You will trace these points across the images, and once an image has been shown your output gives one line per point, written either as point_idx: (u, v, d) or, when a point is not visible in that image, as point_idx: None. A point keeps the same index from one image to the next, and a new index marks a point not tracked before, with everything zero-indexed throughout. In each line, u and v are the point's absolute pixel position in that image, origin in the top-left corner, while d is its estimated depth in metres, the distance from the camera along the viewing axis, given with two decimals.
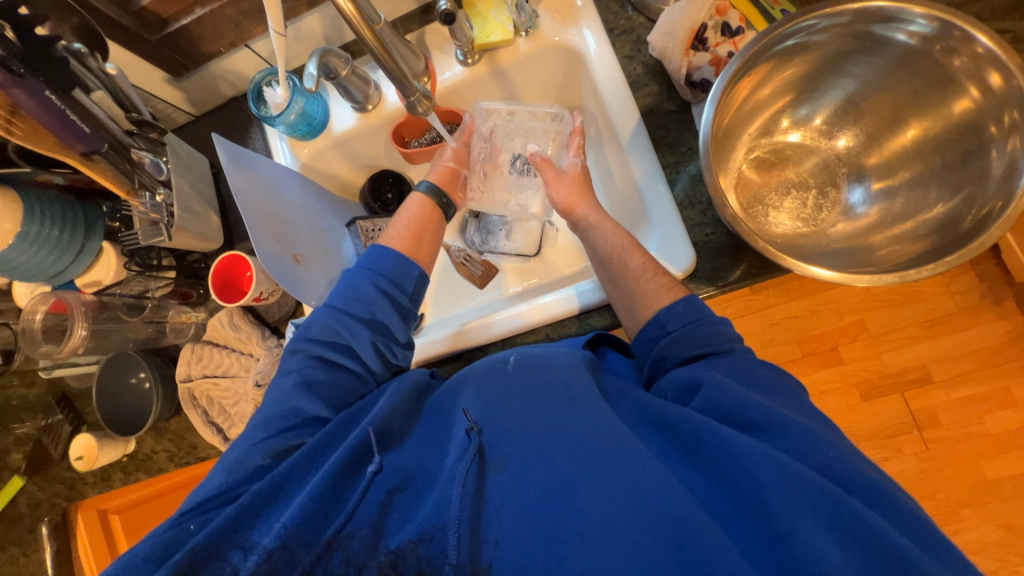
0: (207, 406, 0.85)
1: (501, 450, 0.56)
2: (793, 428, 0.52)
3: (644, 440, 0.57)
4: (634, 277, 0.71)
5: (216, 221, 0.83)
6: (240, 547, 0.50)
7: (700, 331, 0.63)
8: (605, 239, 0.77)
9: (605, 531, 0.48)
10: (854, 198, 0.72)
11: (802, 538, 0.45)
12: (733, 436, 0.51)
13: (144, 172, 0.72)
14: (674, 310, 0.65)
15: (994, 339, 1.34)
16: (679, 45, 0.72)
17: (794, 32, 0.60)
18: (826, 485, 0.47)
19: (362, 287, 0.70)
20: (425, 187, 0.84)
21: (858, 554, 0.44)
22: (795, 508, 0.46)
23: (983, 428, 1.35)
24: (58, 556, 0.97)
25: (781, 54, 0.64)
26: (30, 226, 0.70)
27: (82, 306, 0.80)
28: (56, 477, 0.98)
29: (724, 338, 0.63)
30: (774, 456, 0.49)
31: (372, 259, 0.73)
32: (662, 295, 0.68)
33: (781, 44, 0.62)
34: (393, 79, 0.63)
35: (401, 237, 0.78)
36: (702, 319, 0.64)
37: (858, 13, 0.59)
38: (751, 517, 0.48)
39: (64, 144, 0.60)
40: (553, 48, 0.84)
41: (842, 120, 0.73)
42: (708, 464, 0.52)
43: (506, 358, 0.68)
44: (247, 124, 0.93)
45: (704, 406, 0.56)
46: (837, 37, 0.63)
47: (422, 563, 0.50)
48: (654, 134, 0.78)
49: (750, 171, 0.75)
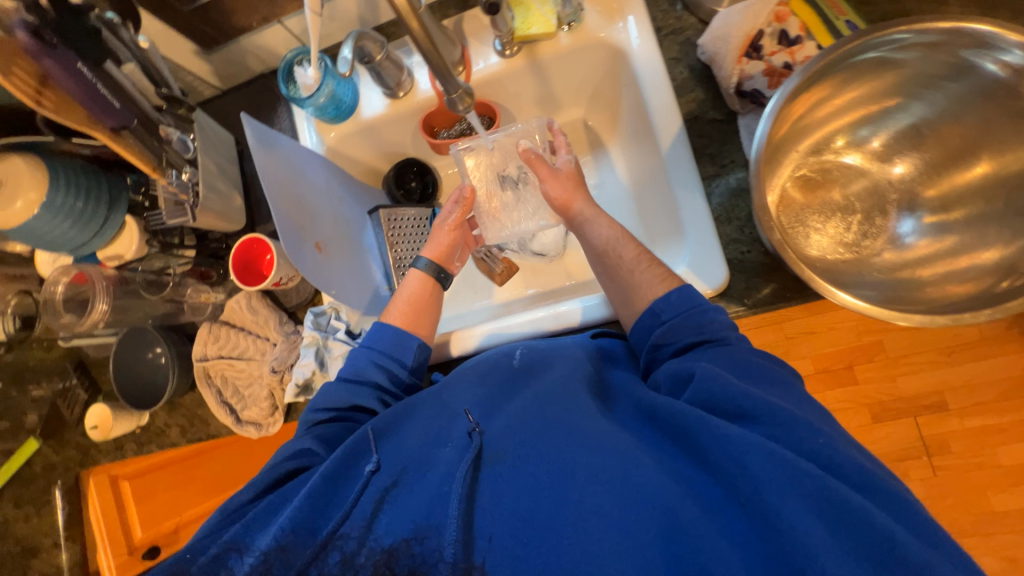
0: (221, 386, 0.85)
1: (498, 442, 0.57)
2: (785, 414, 0.50)
3: (636, 432, 0.56)
4: (629, 270, 0.71)
5: (239, 202, 0.82)
6: (235, 549, 0.54)
7: (692, 321, 0.61)
8: (600, 233, 0.77)
9: (599, 521, 0.48)
10: (902, 227, 0.68)
11: (792, 526, 0.43)
12: (721, 425, 0.49)
13: (170, 149, 0.69)
14: (669, 300, 0.64)
15: (1016, 372, 1.30)
16: (732, 52, 0.68)
17: (878, 43, 0.58)
18: (814, 470, 0.45)
19: (360, 365, 0.72)
20: (424, 263, 0.83)
21: (848, 538, 0.43)
22: (786, 497, 0.44)
23: (994, 459, 1.32)
24: (70, 517, 1.01)
25: (857, 66, 0.61)
26: (55, 196, 0.70)
27: (104, 280, 0.81)
28: (70, 442, 1.00)
29: (718, 326, 0.61)
30: (759, 443, 0.47)
31: (373, 336, 0.75)
32: (656, 286, 0.67)
33: (860, 55, 0.59)
34: (439, 73, 0.56)
35: (400, 314, 0.78)
36: (694, 308, 0.62)
37: (951, 34, 0.56)
38: (742, 506, 0.47)
39: (94, 118, 0.58)
40: (596, 44, 0.81)
41: (903, 145, 0.70)
42: (699, 453, 0.51)
43: (512, 351, 0.70)
44: (273, 102, 0.91)
45: (696, 397, 0.54)
46: (923, 57, 0.60)
47: (415, 561, 0.52)
48: (696, 143, 0.75)
49: (795, 190, 0.71)
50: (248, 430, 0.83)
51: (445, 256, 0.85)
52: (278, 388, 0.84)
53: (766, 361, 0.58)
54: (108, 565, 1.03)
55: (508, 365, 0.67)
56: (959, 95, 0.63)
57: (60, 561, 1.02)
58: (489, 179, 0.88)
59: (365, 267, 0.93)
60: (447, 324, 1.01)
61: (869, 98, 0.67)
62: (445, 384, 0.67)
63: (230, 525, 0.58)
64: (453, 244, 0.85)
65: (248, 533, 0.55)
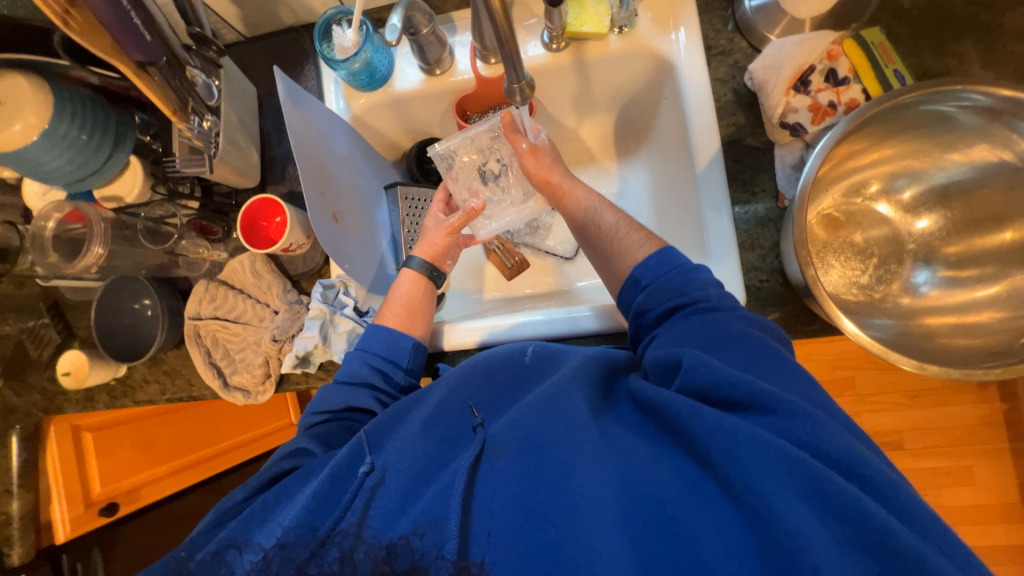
0: (210, 347, 0.82)
1: (500, 436, 0.57)
2: (780, 401, 0.47)
3: (632, 428, 0.56)
4: (610, 236, 0.72)
5: (256, 158, 0.79)
6: (235, 547, 0.53)
7: (673, 281, 0.61)
8: (578, 203, 0.78)
9: (597, 514, 0.48)
10: (917, 277, 0.71)
11: (785, 518, 0.42)
12: (712, 414, 0.48)
13: (195, 94, 0.65)
14: (648, 264, 0.64)
15: (969, 421, 1.38)
16: (782, 82, 0.69)
17: (952, 99, 0.60)
18: (808, 460, 0.43)
19: (354, 368, 0.71)
20: (416, 262, 0.81)
21: (839, 530, 0.42)
22: (779, 490, 0.43)
23: (939, 500, 1.39)
24: (26, 467, 0.95)
25: (928, 116, 0.64)
26: (58, 124, 0.64)
27: (101, 222, 0.74)
28: (34, 386, 0.92)
29: (700, 285, 0.61)
30: (751, 433, 0.45)
31: (367, 339, 0.74)
32: (635, 251, 0.68)
33: (936, 105, 0.61)
34: (506, 58, 0.50)
35: (395, 316, 0.76)
36: (676, 269, 0.62)
37: (1014, 103, 0.58)
38: (735, 499, 0.45)
39: (121, 49, 0.54)
40: (644, 52, 0.80)
41: (931, 202, 0.72)
42: (691, 443, 0.49)
43: (524, 347, 0.69)
44: (302, 59, 0.87)
45: (685, 387, 0.52)
46: (980, 120, 0.62)
47: (415, 558, 0.50)
48: (730, 167, 0.75)
49: (819, 226, 0.74)
50: (234, 397, 0.80)
51: (438, 255, 0.83)
52: (275, 358, 0.80)
53: (755, 329, 0.56)
54: (63, 518, 1.01)
55: (520, 362, 0.67)
56: (989, 158, 0.65)
57: (9, 509, 0.95)
58: (471, 181, 0.87)
59: (376, 244, 0.89)
60: (450, 312, 0.99)
61: (903, 155, 0.71)
62: (451, 377, 0.65)
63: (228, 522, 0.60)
64: (447, 245, 0.82)
65: (246, 530, 0.55)
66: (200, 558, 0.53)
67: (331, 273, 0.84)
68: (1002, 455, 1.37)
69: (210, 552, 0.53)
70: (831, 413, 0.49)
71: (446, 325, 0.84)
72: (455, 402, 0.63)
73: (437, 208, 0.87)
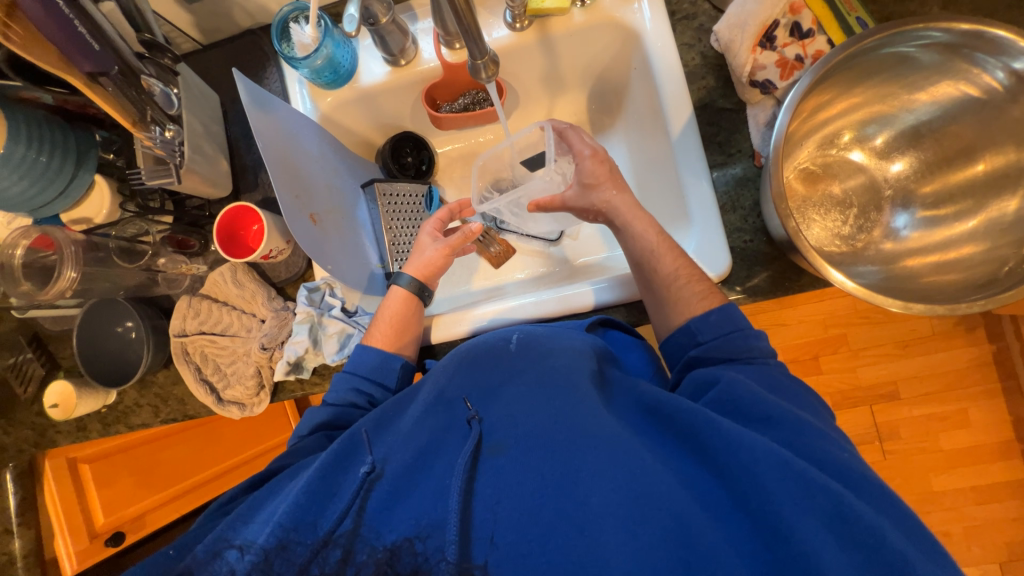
0: (200, 363, 0.80)
1: (499, 433, 0.56)
2: (804, 430, 0.50)
3: (640, 431, 0.56)
4: (666, 284, 0.68)
5: (225, 167, 0.78)
6: (234, 547, 0.52)
7: (730, 345, 0.61)
8: (635, 238, 0.72)
9: (605, 523, 0.47)
10: (898, 221, 0.73)
11: (803, 537, 0.43)
12: (733, 429, 0.49)
13: (154, 104, 0.63)
14: (707, 320, 0.63)
15: (960, 364, 1.40)
16: (748, 40, 0.69)
17: (913, 39, 0.60)
18: (829, 484, 0.45)
19: (340, 391, 0.70)
20: (406, 280, 0.78)
21: (857, 554, 0.43)
22: (797, 510, 0.44)
23: (937, 444, 1.41)
24: (24, 502, 0.94)
25: (892, 58, 0.64)
26: (15, 149, 0.63)
27: (71, 245, 0.71)
28: (25, 422, 0.90)
29: (757, 352, 0.61)
30: (774, 451, 0.47)
31: (355, 360, 0.72)
32: (696, 303, 0.65)
33: (901, 47, 0.62)
34: (469, 39, 0.57)
35: (384, 338, 0.74)
36: (734, 331, 0.61)
37: (970, 36, 0.58)
38: (748, 513, 0.46)
39: (69, 61, 0.52)
40: (609, 24, 0.80)
41: (904, 145, 0.73)
42: (707, 456, 0.51)
43: (508, 335, 0.66)
44: (264, 61, 0.85)
45: (718, 399, 0.55)
46: (941, 56, 0.63)
47: (417, 560, 0.50)
48: (705, 131, 0.75)
49: (797, 181, 0.75)
50: (230, 411, 0.79)
51: (431, 275, 0.80)
52: (266, 367, 0.79)
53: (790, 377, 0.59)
54: (68, 552, 1.00)
55: (504, 349, 0.64)
56: (952, 95, 0.66)
57: (11, 549, 0.94)
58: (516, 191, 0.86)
59: (360, 243, 0.88)
60: (441, 306, 0.98)
61: (871, 100, 0.72)
62: (442, 369, 0.63)
63: (221, 518, 0.60)
64: (446, 266, 0.80)
65: (233, 529, 0.54)
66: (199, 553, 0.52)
67: (316, 275, 0.82)
68: (995, 396, 1.40)
69: (208, 550, 0.52)
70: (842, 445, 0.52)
71: (433, 318, 0.82)
72: (448, 397, 0.61)
73: (432, 227, 0.83)
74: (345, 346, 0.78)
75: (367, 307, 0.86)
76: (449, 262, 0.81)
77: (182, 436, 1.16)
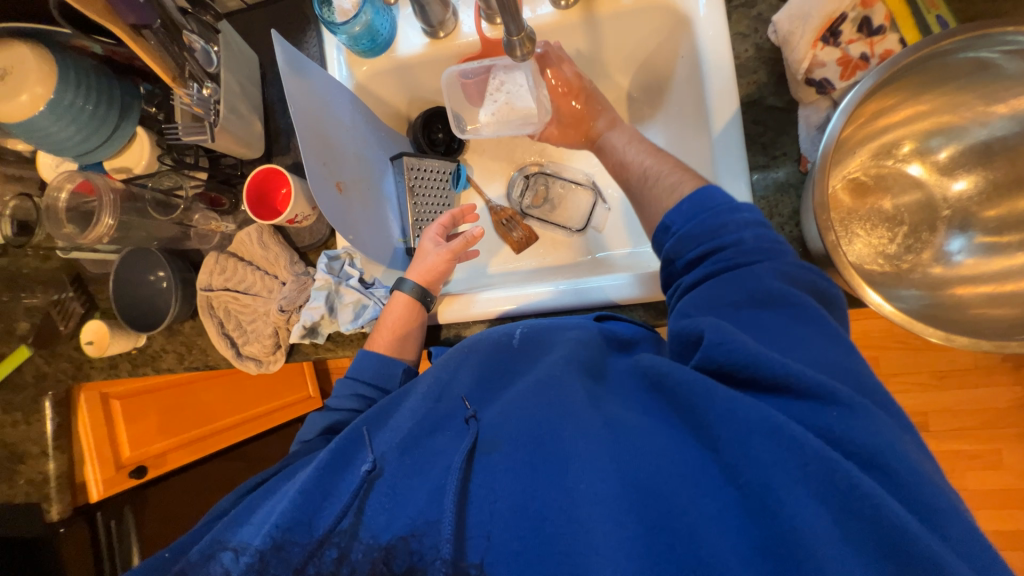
0: (223, 317, 0.83)
1: (494, 430, 0.56)
2: (808, 377, 0.45)
3: (640, 407, 0.53)
4: (639, 187, 0.68)
5: (259, 129, 0.78)
6: (229, 548, 0.54)
7: (703, 229, 0.56)
8: None
9: (593, 511, 0.46)
10: (951, 245, 0.67)
11: (792, 514, 0.40)
12: (728, 397, 0.46)
13: (193, 60, 0.66)
14: (679, 210, 0.59)
15: (1002, 403, 1.31)
16: (809, 33, 0.63)
17: (986, 46, 0.55)
18: (823, 449, 0.41)
19: (341, 398, 0.71)
20: (409, 286, 0.77)
21: (851, 523, 0.40)
22: (788, 480, 0.41)
23: (962, 482, 1.34)
24: (59, 429, 1.00)
25: (969, 63, 0.58)
26: (63, 95, 0.65)
27: (110, 193, 0.75)
28: (64, 356, 0.97)
29: (734, 227, 0.55)
30: (763, 416, 0.44)
31: (356, 366, 0.73)
32: (666, 200, 0.63)
33: (980, 52, 0.56)
34: (508, 12, 0.53)
35: (384, 343, 0.74)
36: (709, 213, 0.57)
37: None
38: (739, 487, 0.44)
39: (115, 12, 0.53)
40: (659, 7, 0.76)
41: (971, 162, 0.67)
42: (702, 428, 0.48)
43: (512, 330, 0.66)
44: (305, 25, 0.84)
45: (703, 363, 0.50)
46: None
47: (413, 558, 0.51)
48: (749, 129, 0.71)
49: (844, 192, 0.70)
50: (247, 365, 0.82)
51: (434, 280, 0.79)
52: (284, 328, 0.80)
53: (793, 286, 0.51)
54: (94, 478, 1.05)
55: (507, 345, 0.64)
56: None
57: (46, 469, 1.00)
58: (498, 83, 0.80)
59: (384, 216, 0.88)
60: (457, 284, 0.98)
61: (941, 109, 0.66)
62: (436, 365, 0.64)
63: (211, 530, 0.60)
64: (447, 271, 0.80)
65: (229, 530, 0.56)
66: (194, 556, 0.55)
67: (339, 244, 0.84)
68: None
69: (203, 553, 0.55)
70: (857, 383, 0.45)
71: (441, 299, 0.81)
72: (450, 393, 0.61)
73: (433, 232, 0.83)
74: (359, 316, 0.79)
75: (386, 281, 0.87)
76: (451, 268, 0.81)
77: (206, 380, 1.27)
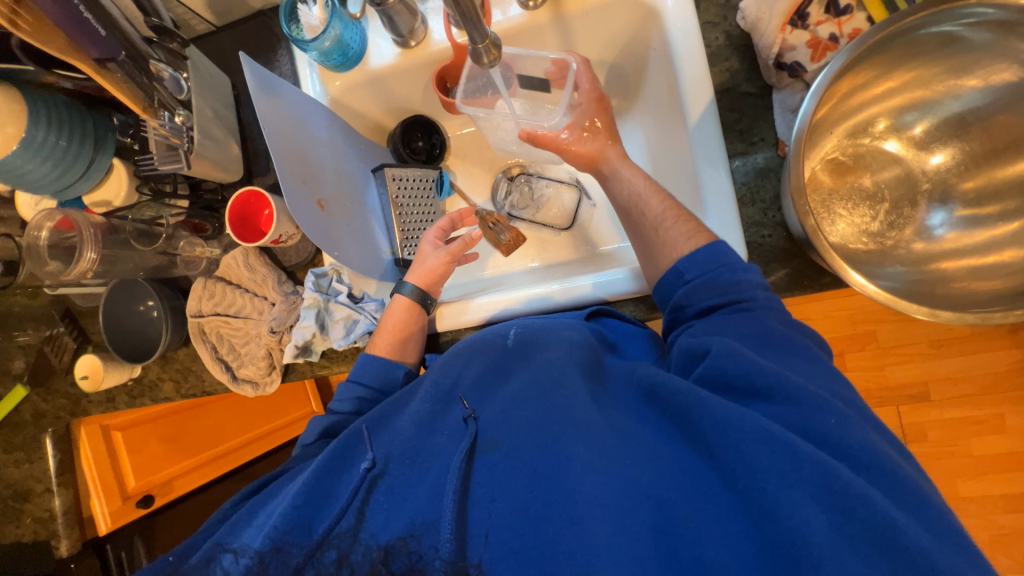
0: (216, 343, 0.82)
1: (492, 429, 0.56)
2: (801, 394, 0.47)
3: (637, 416, 0.53)
4: (654, 227, 0.66)
5: (236, 151, 0.78)
6: (230, 551, 0.54)
7: (717, 282, 0.58)
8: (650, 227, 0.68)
9: (594, 513, 0.46)
10: (933, 219, 0.67)
11: (790, 515, 0.41)
12: (723, 407, 0.46)
13: (163, 89, 0.66)
14: (695, 258, 0.60)
15: (999, 367, 1.32)
16: (777, 18, 0.64)
17: (955, 17, 0.55)
18: (818, 456, 0.42)
19: (344, 402, 0.71)
20: (409, 290, 0.76)
21: (846, 523, 0.41)
22: (785, 485, 0.42)
23: (966, 449, 1.35)
24: (63, 465, 0.99)
25: (935, 38, 0.59)
26: (35, 133, 0.65)
27: (90, 228, 0.75)
28: (59, 391, 0.96)
29: (746, 285, 0.57)
30: (760, 427, 0.44)
31: (357, 370, 0.73)
32: (682, 244, 0.63)
33: (946, 25, 0.56)
34: (470, 20, 0.53)
35: (386, 347, 0.74)
36: (723, 267, 0.59)
37: None
38: (738, 493, 0.44)
39: (77, 46, 0.54)
40: (627, 1, 0.76)
41: (946, 135, 0.68)
42: (697, 438, 0.48)
43: (506, 331, 0.65)
44: (275, 43, 0.84)
45: (706, 374, 0.51)
46: (994, 36, 0.57)
47: (412, 559, 0.51)
48: (725, 117, 0.71)
49: (824, 173, 0.70)
50: (244, 388, 0.82)
51: (433, 283, 0.79)
52: (277, 349, 0.81)
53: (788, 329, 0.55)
54: (103, 511, 1.05)
55: (501, 346, 0.63)
56: (1006, 79, 0.60)
57: (53, 506, 0.98)
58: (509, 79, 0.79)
59: (369, 229, 0.88)
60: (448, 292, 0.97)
61: (913, 84, 0.66)
62: (437, 364, 0.63)
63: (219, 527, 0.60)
64: (446, 274, 0.79)
65: (232, 531, 0.57)
66: (195, 560, 0.55)
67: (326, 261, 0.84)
68: None
69: (204, 556, 0.55)
70: (842, 397, 0.49)
71: (436, 307, 0.81)
72: (447, 394, 0.61)
73: (432, 236, 0.83)
74: (351, 331, 0.79)
75: (377, 294, 0.87)
76: (450, 270, 0.80)
77: (207, 405, 1.24)
